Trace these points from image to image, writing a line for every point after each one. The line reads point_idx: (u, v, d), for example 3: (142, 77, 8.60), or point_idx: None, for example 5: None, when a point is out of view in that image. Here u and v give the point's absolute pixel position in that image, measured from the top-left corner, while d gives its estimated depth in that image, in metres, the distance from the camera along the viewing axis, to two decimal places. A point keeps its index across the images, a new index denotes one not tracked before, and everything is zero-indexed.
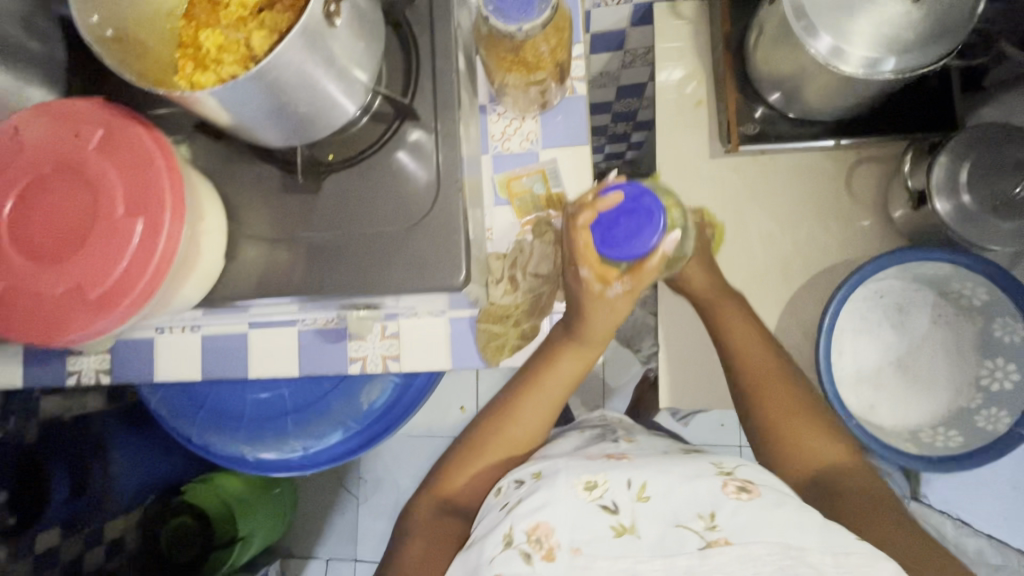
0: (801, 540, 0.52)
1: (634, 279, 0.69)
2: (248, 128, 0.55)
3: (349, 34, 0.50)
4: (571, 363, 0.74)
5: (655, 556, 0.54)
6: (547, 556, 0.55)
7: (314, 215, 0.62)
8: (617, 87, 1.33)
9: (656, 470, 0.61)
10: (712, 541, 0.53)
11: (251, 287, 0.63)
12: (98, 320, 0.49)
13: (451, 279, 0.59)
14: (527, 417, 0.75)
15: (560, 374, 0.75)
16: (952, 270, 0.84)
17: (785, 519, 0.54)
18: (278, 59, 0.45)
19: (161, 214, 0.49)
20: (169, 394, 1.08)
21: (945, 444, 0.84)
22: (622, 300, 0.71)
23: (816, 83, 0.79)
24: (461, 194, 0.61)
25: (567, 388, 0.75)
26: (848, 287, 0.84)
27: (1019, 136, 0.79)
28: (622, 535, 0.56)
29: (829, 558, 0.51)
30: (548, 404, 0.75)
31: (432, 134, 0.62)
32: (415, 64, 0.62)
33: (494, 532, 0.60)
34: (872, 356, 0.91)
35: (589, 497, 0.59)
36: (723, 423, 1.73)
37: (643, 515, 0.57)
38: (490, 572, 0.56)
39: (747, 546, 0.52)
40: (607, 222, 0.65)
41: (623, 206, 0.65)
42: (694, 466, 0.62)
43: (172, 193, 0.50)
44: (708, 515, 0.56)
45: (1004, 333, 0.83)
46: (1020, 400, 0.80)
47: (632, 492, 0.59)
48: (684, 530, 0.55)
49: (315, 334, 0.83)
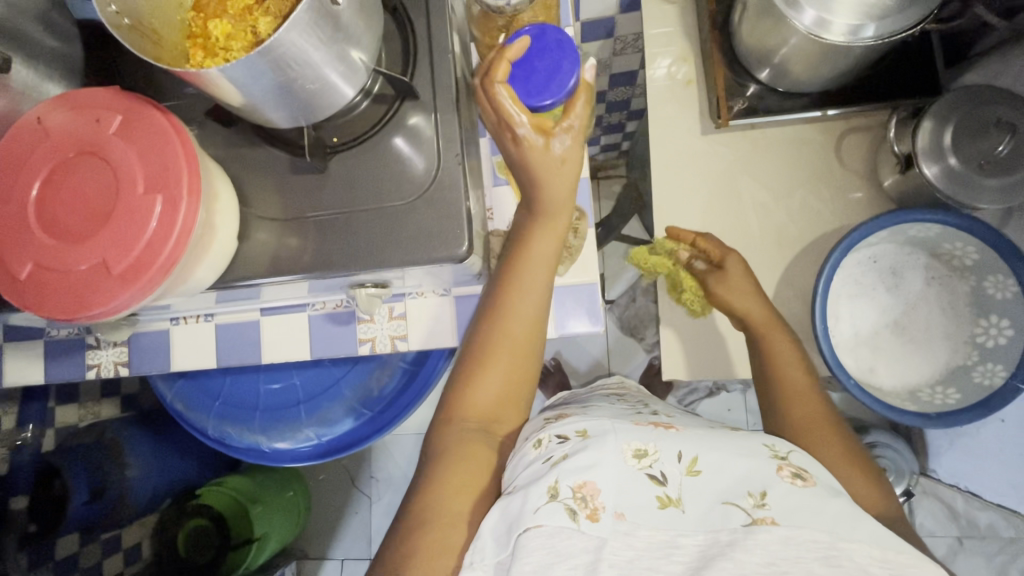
0: (850, 535, 0.54)
1: (572, 126, 0.68)
2: (257, 109, 0.58)
3: (350, 14, 0.53)
4: (541, 233, 0.73)
5: (697, 529, 0.56)
6: (592, 515, 0.56)
7: (322, 196, 0.65)
8: (609, 75, 1.36)
9: (707, 446, 0.62)
10: (759, 519, 0.55)
11: (263, 267, 0.66)
12: (122, 292, 0.51)
13: (454, 250, 0.62)
14: (514, 304, 0.73)
15: (537, 254, 0.72)
16: (942, 231, 0.86)
17: (836, 511, 0.56)
18: (282, 36, 0.48)
19: (179, 191, 0.52)
20: (185, 388, 1.11)
21: (943, 401, 0.86)
22: (571, 149, 0.68)
23: (800, 54, 0.82)
24: (461, 168, 0.64)
25: (545, 264, 0.73)
26: (841, 249, 0.85)
27: (1000, 97, 0.81)
28: (667, 507, 0.58)
29: (878, 555, 0.52)
30: (533, 291, 0.73)
31: (431, 113, 0.65)
32: (413, 48, 0.65)
33: (536, 483, 0.59)
34: (869, 320, 0.93)
35: (637, 466, 0.61)
36: (731, 408, 1.73)
37: (691, 491, 0.59)
38: (533, 522, 0.55)
39: (796, 529, 0.54)
40: (526, 71, 0.67)
41: (534, 48, 0.67)
42: (750, 446, 0.64)
43: (188, 171, 0.53)
44: (758, 494, 0.57)
45: (996, 291, 0.85)
46: (1014, 354, 0.82)
47: (681, 466, 0.61)
48: (731, 507, 0.57)
49: (324, 318, 0.86)
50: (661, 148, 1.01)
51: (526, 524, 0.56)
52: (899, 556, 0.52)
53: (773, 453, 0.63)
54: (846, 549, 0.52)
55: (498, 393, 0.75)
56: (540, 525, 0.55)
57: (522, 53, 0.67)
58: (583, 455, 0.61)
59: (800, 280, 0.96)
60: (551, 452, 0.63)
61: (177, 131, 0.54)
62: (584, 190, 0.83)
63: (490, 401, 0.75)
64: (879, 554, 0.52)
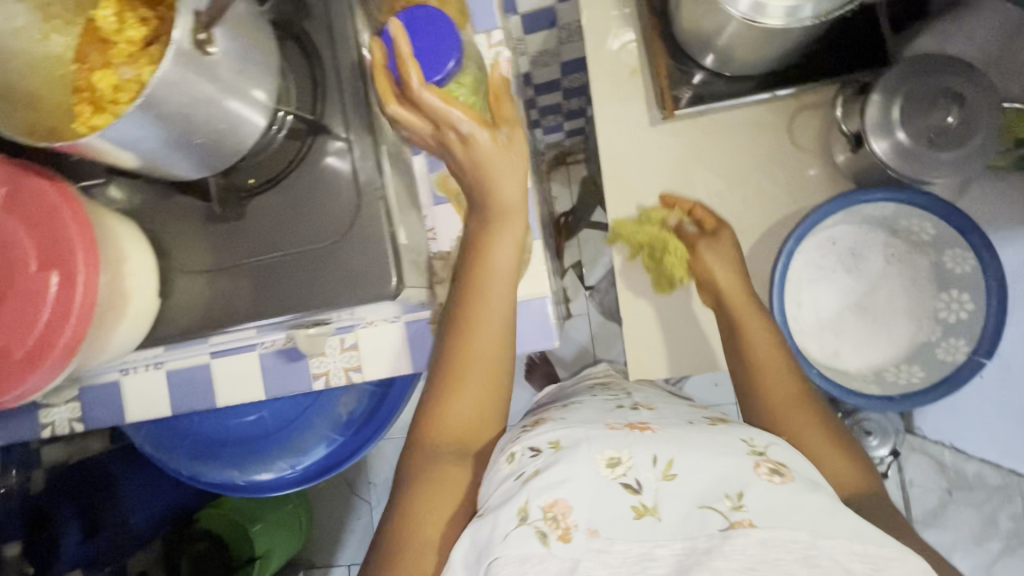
0: (831, 531, 0.50)
1: (508, 120, 0.69)
2: (157, 166, 0.54)
3: (233, 58, 0.49)
4: (495, 235, 0.70)
5: (675, 539, 0.51)
6: (564, 537, 0.52)
7: (242, 242, 0.62)
8: (560, 63, 1.31)
9: (683, 447, 0.57)
10: (736, 522, 0.51)
11: (193, 322, 0.64)
12: (31, 372, 0.52)
13: (384, 288, 0.60)
14: (481, 322, 0.71)
15: (491, 257, 0.70)
16: (897, 208, 0.84)
17: (817, 507, 0.52)
18: (155, 92, 0.45)
19: (73, 263, 0.53)
20: (152, 430, 1.09)
21: (908, 380, 0.86)
22: (515, 141, 0.69)
23: (739, 39, 0.78)
24: (383, 201, 0.61)
25: (503, 268, 0.71)
26: (796, 237, 0.84)
27: (948, 65, 0.78)
28: (643, 517, 0.53)
29: (857, 550, 0.49)
30: (494, 299, 0.71)
31: (347, 144, 0.62)
32: (321, 79, 0.62)
33: (506, 503, 0.55)
34: (832, 303, 0.90)
35: (611, 476, 0.55)
36: (717, 382, 1.68)
37: (668, 497, 0.54)
38: (502, 551, 0.52)
39: (773, 531, 0.50)
40: (421, 56, 0.61)
41: (410, 33, 0.60)
42: (726, 441, 0.59)
43: (81, 240, 0.53)
44: (735, 495, 0.53)
45: (955, 264, 0.84)
46: (975, 329, 0.82)
47: (656, 471, 0.55)
48: (708, 511, 0.52)
49: (275, 355, 0.85)
50: (609, 142, 0.97)
51: (495, 553, 0.52)
52: (878, 548, 0.50)
53: (750, 447, 0.59)
54: (825, 549, 0.49)
55: (475, 410, 0.71)
56: (509, 554, 0.51)
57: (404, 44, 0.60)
58: (553, 469, 0.56)
59: (761, 267, 0.93)
60: (521, 467, 0.59)
61: (71, 202, 0.54)
62: None
63: (466, 421, 0.70)
64: (856, 549, 0.49)
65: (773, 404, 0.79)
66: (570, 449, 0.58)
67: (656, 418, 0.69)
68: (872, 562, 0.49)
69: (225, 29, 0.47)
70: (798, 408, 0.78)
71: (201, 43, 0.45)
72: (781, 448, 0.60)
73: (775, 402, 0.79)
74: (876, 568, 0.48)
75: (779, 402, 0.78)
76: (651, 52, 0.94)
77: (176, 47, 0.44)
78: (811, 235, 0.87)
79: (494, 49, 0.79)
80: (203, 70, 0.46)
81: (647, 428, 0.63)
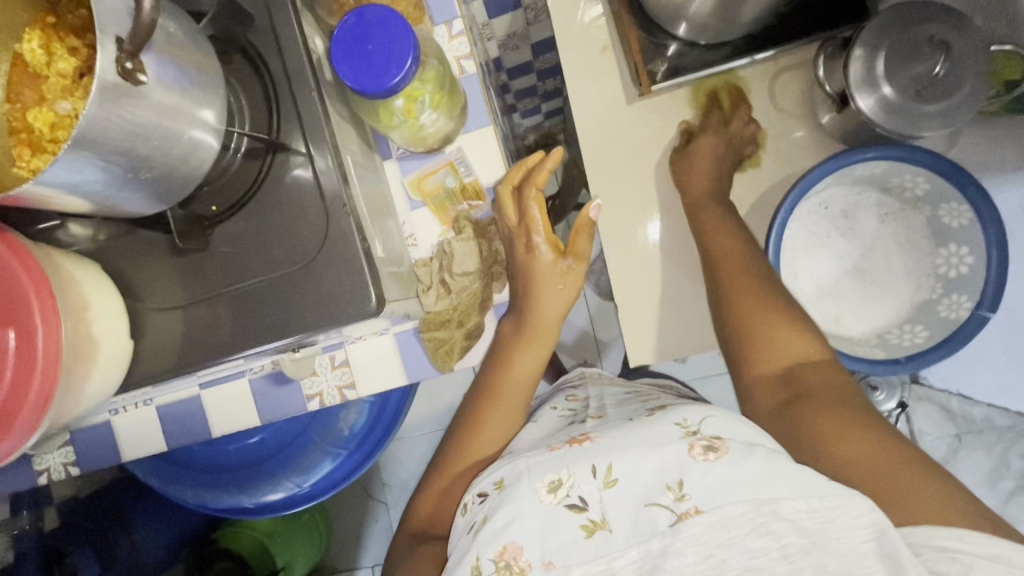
0: (773, 491, 0.51)
1: (579, 254, 0.78)
2: (109, 207, 0.51)
3: (166, 84, 0.46)
4: (530, 353, 0.79)
5: (630, 546, 0.53)
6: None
7: (212, 272, 0.60)
8: (531, 45, 1.26)
9: (617, 449, 0.59)
10: (683, 513, 0.52)
11: (170, 360, 0.62)
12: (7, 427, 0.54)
13: (364, 305, 0.57)
14: (491, 426, 0.76)
15: (517, 379, 0.79)
16: (887, 166, 0.81)
17: (754, 472, 0.52)
18: (89, 130, 0.42)
19: (31, 320, 0.55)
20: (154, 462, 1.07)
21: (912, 341, 0.83)
22: (574, 273, 0.78)
23: (710, 4, 0.74)
24: (352, 213, 0.58)
25: (527, 382, 0.79)
26: (789, 203, 0.79)
27: (930, 12, 0.74)
28: (594, 533, 0.55)
29: (803, 506, 0.50)
30: (512, 398, 0.78)
31: (309, 160, 0.58)
32: (274, 91, 0.59)
33: (462, 558, 0.58)
34: (829, 269, 0.89)
35: (555, 501, 0.58)
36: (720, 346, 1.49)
37: (614, 504, 0.56)
38: None
39: (720, 510, 0.51)
40: (370, 65, 0.57)
41: (350, 52, 0.57)
42: (659, 431, 0.60)
43: (35, 296, 0.55)
44: (676, 485, 0.54)
45: (951, 218, 0.81)
46: (977, 282, 0.78)
47: (597, 481, 0.58)
48: (655, 509, 0.54)
49: (266, 379, 0.87)
50: (587, 125, 0.93)
51: None
52: (826, 500, 0.50)
53: (684, 430, 0.60)
54: (783, 505, 0.50)
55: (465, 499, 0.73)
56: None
57: (352, 64, 0.57)
58: (499, 513, 0.59)
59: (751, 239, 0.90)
60: (473, 515, 0.63)
61: (27, 264, 0.55)
62: None
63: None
64: (802, 505, 0.50)
65: (744, 315, 0.74)
66: (511, 487, 0.61)
67: (601, 424, 0.70)
68: (820, 514, 0.50)
69: (150, 53, 0.44)
70: (770, 320, 0.72)
71: (130, 72, 0.42)
72: (716, 418, 0.61)
73: (745, 313, 0.74)
74: (824, 520, 0.49)
75: (748, 308, 0.74)
76: (621, 26, 0.90)
77: (101, 78, 0.40)
78: (803, 202, 0.86)
79: (458, 42, 0.77)
80: (134, 102, 0.43)
81: (587, 439, 0.64)
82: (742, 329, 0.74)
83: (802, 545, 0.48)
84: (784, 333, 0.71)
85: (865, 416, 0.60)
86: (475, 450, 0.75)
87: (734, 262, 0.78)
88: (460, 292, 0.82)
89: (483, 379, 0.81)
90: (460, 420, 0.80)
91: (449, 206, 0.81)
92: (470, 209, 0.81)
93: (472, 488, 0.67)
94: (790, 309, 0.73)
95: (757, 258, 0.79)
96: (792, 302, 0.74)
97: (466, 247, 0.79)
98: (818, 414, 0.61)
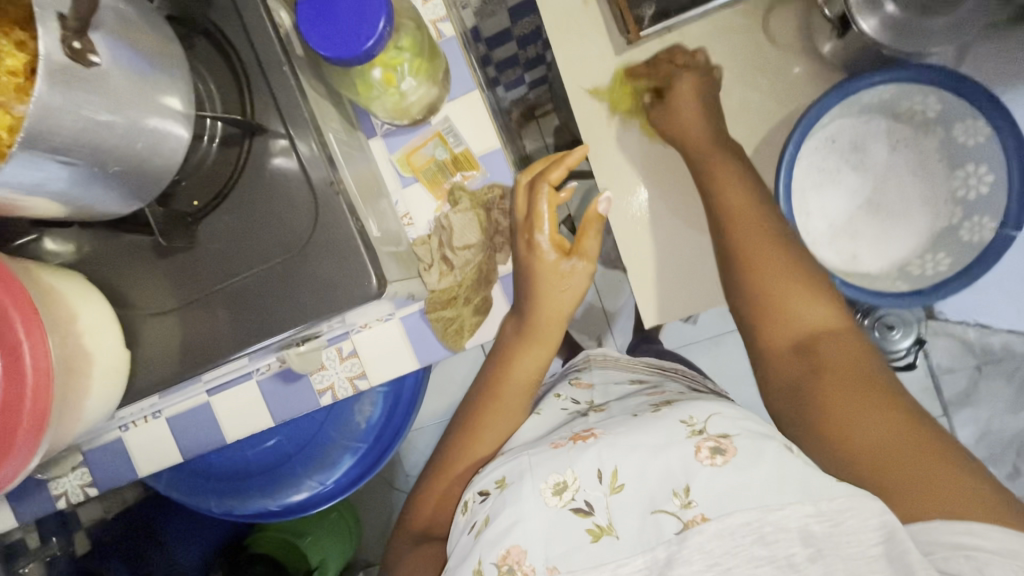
0: (779, 500, 0.51)
1: (584, 252, 0.76)
2: (81, 210, 0.48)
3: (120, 67, 0.42)
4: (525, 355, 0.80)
5: (634, 554, 0.54)
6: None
7: (202, 271, 0.57)
8: (507, 10, 1.20)
9: (623, 454, 0.60)
10: (690, 521, 0.53)
11: (171, 366, 0.59)
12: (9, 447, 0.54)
13: (366, 288, 0.55)
14: (490, 433, 0.79)
15: (517, 377, 0.80)
16: (895, 89, 0.76)
17: (764, 476, 0.53)
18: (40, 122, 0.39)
19: (16, 335, 0.54)
20: (175, 475, 1.06)
21: (935, 271, 0.79)
22: (580, 271, 0.76)
23: None
24: (342, 192, 0.55)
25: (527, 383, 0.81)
26: (795, 140, 0.75)
27: None
28: (600, 538, 0.56)
29: (809, 510, 0.50)
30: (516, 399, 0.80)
31: (289, 139, 0.55)
32: (242, 70, 0.55)
33: (465, 559, 0.59)
34: (841, 205, 0.85)
35: (559, 504, 0.59)
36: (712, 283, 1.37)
37: (619, 511, 0.57)
38: None
39: (726, 518, 0.52)
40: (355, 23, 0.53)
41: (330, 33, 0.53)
42: (663, 431, 0.61)
43: (15, 311, 0.53)
44: (682, 491, 0.55)
45: (967, 136, 0.77)
46: (999, 201, 0.75)
47: (603, 487, 0.59)
48: (662, 515, 0.55)
49: (274, 378, 0.84)
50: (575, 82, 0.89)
51: None
52: (833, 502, 0.50)
53: (689, 429, 0.61)
54: (795, 508, 0.51)
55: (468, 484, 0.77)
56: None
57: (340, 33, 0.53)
58: (501, 516, 0.59)
59: (757, 183, 0.85)
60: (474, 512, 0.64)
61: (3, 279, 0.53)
62: (500, 163, 0.77)
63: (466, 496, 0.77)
64: (807, 509, 0.50)
65: (761, 288, 0.71)
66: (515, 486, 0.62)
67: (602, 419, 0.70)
68: (829, 518, 0.50)
69: (99, 33, 0.41)
70: (796, 283, 0.70)
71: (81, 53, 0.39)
72: (723, 418, 0.62)
73: (762, 287, 0.71)
74: (832, 524, 0.50)
75: (767, 265, 0.72)
76: None
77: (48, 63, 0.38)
78: (809, 139, 0.81)
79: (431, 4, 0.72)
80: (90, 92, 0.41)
81: (590, 436, 0.65)
82: (762, 299, 0.71)
83: (808, 553, 0.50)
84: (845, 341, 0.66)
85: (923, 439, 0.56)
86: (478, 447, 0.78)
87: (748, 215, 0.75)
88: (465, 267, 0.78)
89: (483, 380, 0.83)
90: (463, 416, 0.83)
91: (442, 178, 0.77)
92: (465, 180, 0.77)
93: (474, 487, 0.68)
94: (811, 280, 0.71)
95: (793, 246, 0.73)
96: (814, 275, 0.71)
97: (463, 219, 0.75)
98: (827, 384, 0.63)
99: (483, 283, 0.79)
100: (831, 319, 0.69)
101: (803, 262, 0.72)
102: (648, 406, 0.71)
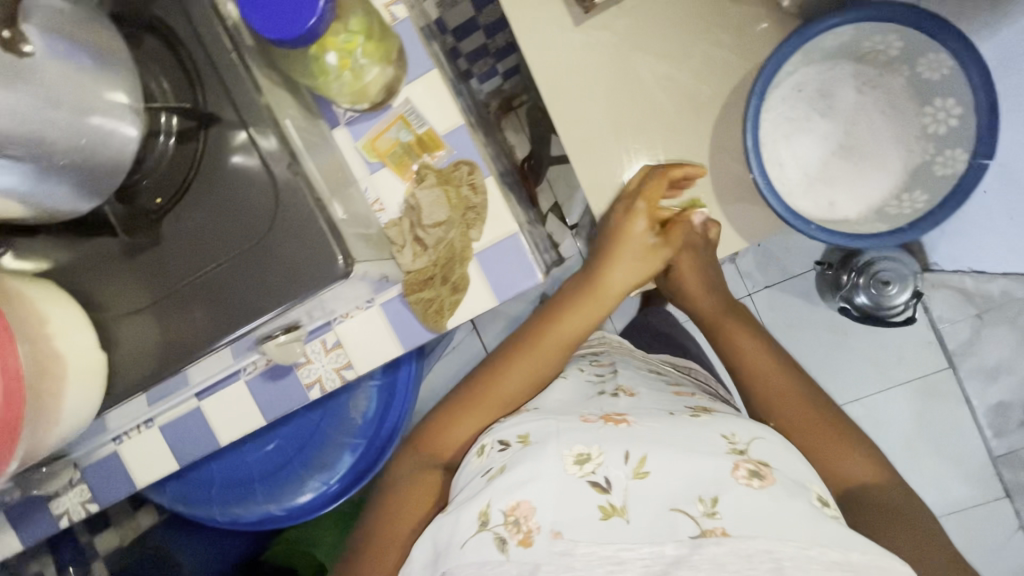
0: (796, 535, 0.52)
1: (671, 240, 0.89)
2: (43, 208, 0.50)
3: (55, 60, 0.44)
4: (571, 322, 0.88)
5: (639, 543, 0.54)
6: (524, 541, 0.56)
7: (168, 265, 0.57)
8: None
9: (659, 446, 0.61)
10: (708, 530, 0.53)
11: (148, 365, 0.60)
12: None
13: (332, 270, 0.54)
14: (509, 377, 0.84)
15: (540, 367, 0.85)
16: (853, 31, 0.76)
17: (797, 515, 0.54)
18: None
19: None
20: (178, 487, 1.08)
21: (912, 208, 0.80)
22: (651, 256, 0.89)
23: None
24: (302, 176, 0.55)
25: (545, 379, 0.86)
26: (761, 85, 0.75)
27: None
28: (610, 517, 0.56)
29: (837, 557, 0.51)
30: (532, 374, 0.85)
31: (246, 126, 0.55)
32: (189, 62, 0.56)
33: (471, 506, 0.61)
34: (814, 152, 0.85)
35: (579, 474, 0.59)
36: None
37: (642, 501, 0.57)
38: (462, 558, 0.58)
39: (748, 540, 0.51)
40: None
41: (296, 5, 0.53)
42: (705, 447, 0.61)
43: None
44: (709, 499, 0.55)
45: (929, 71, 0.77)
46: (967, 133, 0.75)
47: (627, 469, 0.59)
48: (680, 515, 0.55)
49: (262, 378, 0.82)
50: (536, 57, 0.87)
51: (453, 560, 0.59)
52: (860, 555, 0.51)
53: (733, 447, 0.62)
54: (832, 558, 0.51)
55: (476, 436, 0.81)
56: (469, 561, 0.57)
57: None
58: (517, 469, 0.62)
59: (729, 139, 0.84)
60: (490, 463, 0.67)
61: None
62: (466, 140, 0.74)
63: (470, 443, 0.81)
64: (835, 557, 0.51)
65: (760, 396, 0.80)
66: (536, 448, 0.64)
67: (633, 404, 0.73)
68: (854, 572, 0.50)
69: (35, 28, 0.44)
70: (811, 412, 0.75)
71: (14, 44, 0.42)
72: (764, 443, 0.63)
73: (762, 395, 0.80)
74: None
75: (772, 388, 0.79)
76: None
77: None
78: (772, 87, 0.81)
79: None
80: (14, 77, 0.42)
81: (622, 421, 0.66)
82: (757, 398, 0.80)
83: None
84: (861, 465, 0.70)
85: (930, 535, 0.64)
86: (492, 403, 0.82)
87: (769, 370, 0.81)
88: (437, 244, 0.74)
89: (526, 333, 0.89)
90: (486, 363, 0.88)
91: (410, 161, 0.75)
92: (433, 159, 0.74)
93: (495, 434, 0.72)
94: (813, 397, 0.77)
95: (813, 387, 0.78)
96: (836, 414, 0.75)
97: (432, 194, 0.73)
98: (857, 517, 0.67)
99: (458, 259, 0.74)
100: (879, 474, 0.70)
101: (797, 372, 0.81)
102: (683, 408, 0.73)
